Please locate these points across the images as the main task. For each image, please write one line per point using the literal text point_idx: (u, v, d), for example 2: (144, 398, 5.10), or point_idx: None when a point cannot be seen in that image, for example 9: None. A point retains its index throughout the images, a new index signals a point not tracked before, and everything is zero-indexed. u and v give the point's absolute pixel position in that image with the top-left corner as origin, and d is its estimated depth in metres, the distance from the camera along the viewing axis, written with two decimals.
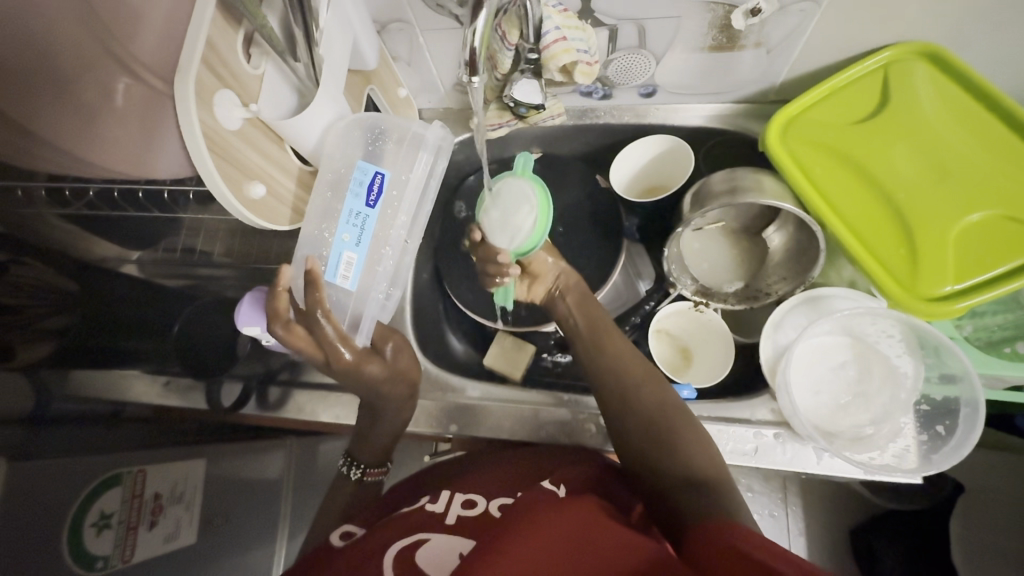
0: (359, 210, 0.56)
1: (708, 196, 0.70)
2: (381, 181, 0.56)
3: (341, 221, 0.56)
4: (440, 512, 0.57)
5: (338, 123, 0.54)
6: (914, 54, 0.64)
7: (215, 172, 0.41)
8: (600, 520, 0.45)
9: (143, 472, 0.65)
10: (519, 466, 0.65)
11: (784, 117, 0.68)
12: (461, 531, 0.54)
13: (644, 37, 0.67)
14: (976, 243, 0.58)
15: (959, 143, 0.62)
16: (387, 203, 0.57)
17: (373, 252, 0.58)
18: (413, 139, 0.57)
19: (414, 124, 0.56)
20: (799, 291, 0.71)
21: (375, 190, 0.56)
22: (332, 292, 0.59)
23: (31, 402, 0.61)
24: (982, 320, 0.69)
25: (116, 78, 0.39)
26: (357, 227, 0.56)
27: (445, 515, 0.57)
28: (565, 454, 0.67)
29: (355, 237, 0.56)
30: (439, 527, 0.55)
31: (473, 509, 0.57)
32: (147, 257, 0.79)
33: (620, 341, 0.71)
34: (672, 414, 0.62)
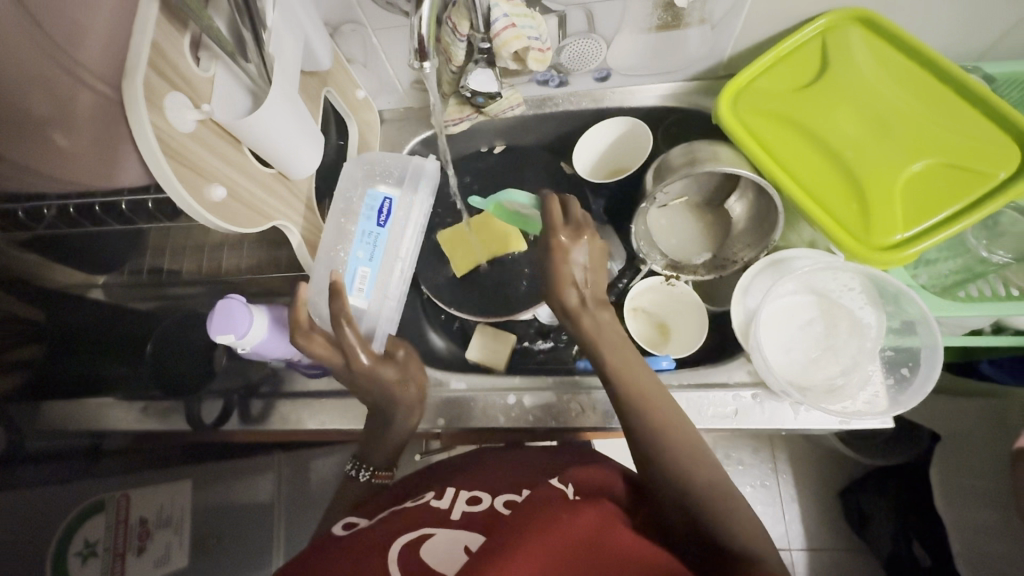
0: (371, 230, 0.68)
1: (669, 170, 0.72)
2: (389, 205, 0.69)
3: (355, 242, 0.68)
4: (445, 509, 0.57)
5: (354, 161, 0.71)
6: (848, 20, 0.68)
7: (170, 173, 0.41)
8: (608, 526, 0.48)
9: (127, 496, 0.64)
10: (524, 465, 0.66)
11: (733, 89, 0.70)
12: (466, 526, 0.54)
13: (592, 21, 0.69)
14: (922, 192, 0.61)
15: (898, 99, 0.65)
16: (394, 222, 0.70)
17: (384, 266, 0.69)
18: (414, 170, 0.72)
19: (416, 158, 0.72)
20: (763, 255, 0.73)
21: (384, 212, 0.69)
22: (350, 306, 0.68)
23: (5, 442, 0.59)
24: (934, 267, 0.72)
25: (65, 88, 0.39)
26: (370, 244, 0.68)
27: (451, 511, 0.57)
28: (568, 454, 0.69)
29: (369, 253, 0.68)
30: (445, 523, 0.55)
31: (478, 505, 0.57)
32: (114, 281, 0.78)
33: (642, 374, 0.59)
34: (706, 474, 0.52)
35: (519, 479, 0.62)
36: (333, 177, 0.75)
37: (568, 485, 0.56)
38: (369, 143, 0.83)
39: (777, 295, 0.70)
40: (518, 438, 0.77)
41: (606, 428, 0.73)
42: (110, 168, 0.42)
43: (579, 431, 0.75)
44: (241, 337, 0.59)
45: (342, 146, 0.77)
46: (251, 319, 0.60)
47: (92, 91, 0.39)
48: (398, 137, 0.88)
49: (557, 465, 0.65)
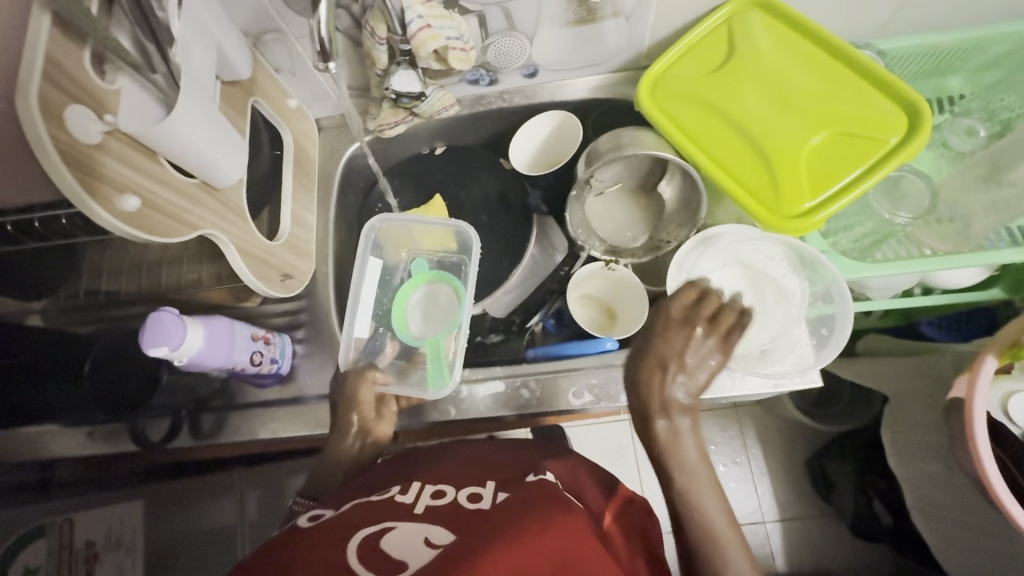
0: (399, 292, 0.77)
1: (597, 156, 0.76)
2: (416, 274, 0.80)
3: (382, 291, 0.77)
4: (410, 504, 0.55)
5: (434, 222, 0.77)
6: (751, 5, 0.72)
7: (74, 184, 0.41)
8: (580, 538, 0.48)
9: (70, 522, 0.74)
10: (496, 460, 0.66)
11: (651, 77, 0.73)
12: (430, 520, 0.53)
13: (511, 19, 0.71)
14: (824, 162, 0.65)
15: (801, 76, 0.69)
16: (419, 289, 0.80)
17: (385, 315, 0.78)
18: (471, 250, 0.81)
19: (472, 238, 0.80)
20: (693, 233, 0.75)
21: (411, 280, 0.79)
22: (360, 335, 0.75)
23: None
24: (852, 234, 0.77)
25: None
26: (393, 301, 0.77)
27: (416, 506, 0.55)
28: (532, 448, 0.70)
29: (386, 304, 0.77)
30: (408, 516, 0.53)
31: (444, 499, 0.56)
32: (52, 308, 0.77)
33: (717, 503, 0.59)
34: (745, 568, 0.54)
35: (484, 472, 0.62)
36: (269, 186, 0.75)
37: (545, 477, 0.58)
38: (306, 151, 0.84)
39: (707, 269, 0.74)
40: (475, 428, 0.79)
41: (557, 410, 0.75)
42: None
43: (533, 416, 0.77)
44: (175, 349, 0.59)
45: (278, 156, 0.78)
46: (184, 330, 0.59)
47: None
48: (337, 144, 0.89)
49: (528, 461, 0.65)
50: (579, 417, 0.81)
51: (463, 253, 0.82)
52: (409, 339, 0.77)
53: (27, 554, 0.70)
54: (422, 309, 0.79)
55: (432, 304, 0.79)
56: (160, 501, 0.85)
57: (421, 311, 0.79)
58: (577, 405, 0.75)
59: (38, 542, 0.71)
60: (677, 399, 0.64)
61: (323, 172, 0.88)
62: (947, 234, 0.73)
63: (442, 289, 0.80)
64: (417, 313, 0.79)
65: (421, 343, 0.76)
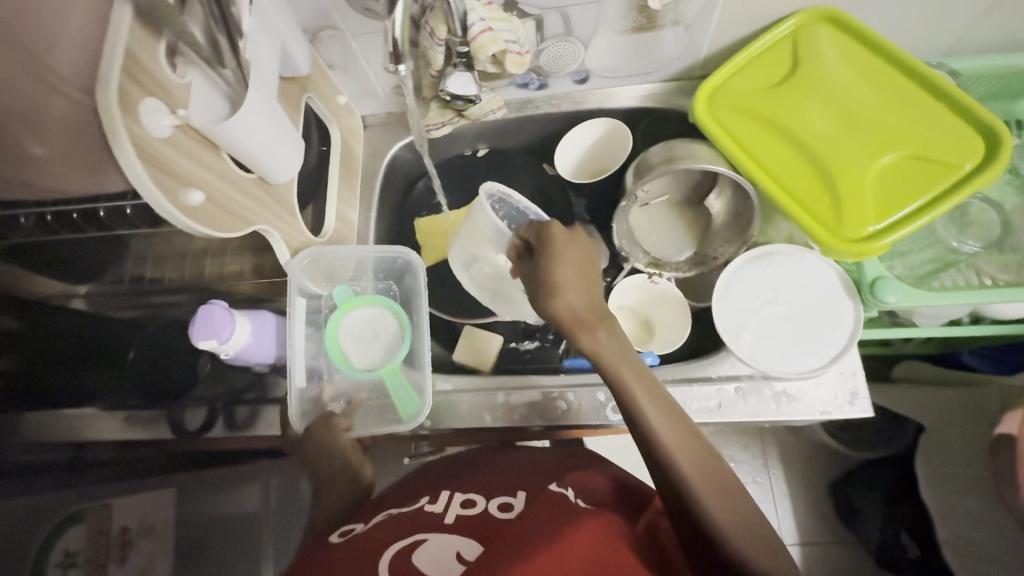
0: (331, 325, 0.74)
1: (648, 168, 0.74)
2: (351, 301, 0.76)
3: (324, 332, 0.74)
4: (439, 513, 0.56)
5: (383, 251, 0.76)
6: (819, 19, 0.70)
7: (145, 177, 0.41)
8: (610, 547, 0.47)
9: (109, 506, 0.62)
10: (526, 471, 0.64)
11: (708, 88, 0.72)
12: (458, 529, 0.53)
13: (569, 23, 0.70)
14: (891, 184, 0.63)
15: (867, 94, 0.67)
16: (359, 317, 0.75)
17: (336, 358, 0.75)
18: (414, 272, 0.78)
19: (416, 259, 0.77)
20: (745, 250, 0.75)
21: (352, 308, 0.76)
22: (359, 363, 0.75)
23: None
24: (908, 259, 0.74)
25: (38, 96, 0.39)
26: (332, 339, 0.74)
27: (444, 515, 0.56)
28: (564, 458, 0.68)
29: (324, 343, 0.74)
30: (439, 525, 0.53)
31: (471, 508, 0.56)
32: (95, 291, 0.77)
33: (672, 415, 0.55)
34: (707, 481, 0.51)
35: (516, 485, 0.61)
36: (315, 182, 0.75)
37: (568, 489, 0.57)
38: (351, 148, 0.84)
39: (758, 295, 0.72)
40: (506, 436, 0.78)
41: (592, 424, 0.74)
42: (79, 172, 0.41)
43: (566, 429, 0.75)
44: (223, 342, 0.60)
45: (325, 151, 0.77)
46: (233, 323, 0.61)
47: (64, 96, 0.39)
48: (380, 142, 0.88)
49: (556, 470, 0.64)
50: (612, 432, 0.80)
51: (392, 279, 0.81)
52: (357, 375, 0.72)
53: (67, 539, 0.58)
54: (360, 341, 0.74)
55: (368, 335, 0.74)
56: (188, 488, 0.73)
57: (358, 342, 0.74)
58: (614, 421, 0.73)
59: (75, 529, 0.58)
60: (585, 311, 0.60)
61: (366, 169, 0.88)
62: (1010, 264, 0.70)
63: (382, 316, 0.75)
64: (354, 347, 0.74)
65: (372, 376, 0.72)
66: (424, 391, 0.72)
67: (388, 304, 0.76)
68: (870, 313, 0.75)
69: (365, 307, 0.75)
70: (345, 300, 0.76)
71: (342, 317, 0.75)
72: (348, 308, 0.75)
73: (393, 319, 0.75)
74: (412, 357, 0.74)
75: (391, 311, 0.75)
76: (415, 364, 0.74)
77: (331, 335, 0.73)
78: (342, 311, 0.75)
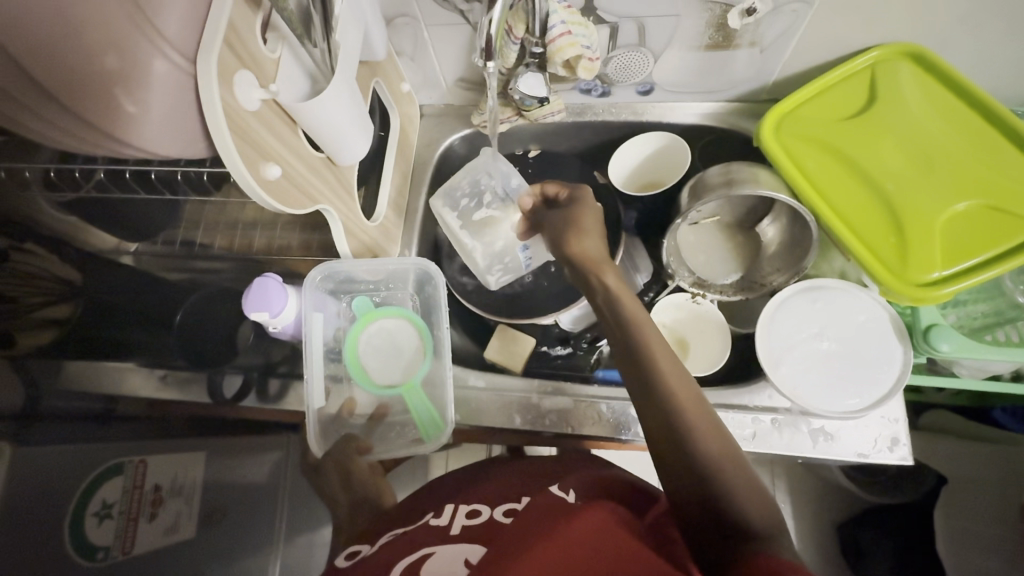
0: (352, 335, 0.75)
1: (705, 188, 0.72)
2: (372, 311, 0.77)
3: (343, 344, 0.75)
4: (444, 526, 0.53)
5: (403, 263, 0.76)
6: (899, 54, 0.69)
7: (232, 147, 0.42)
8: (611, 531, 0.45)
9: (145, 463, 0.62)
10: (528, 476, 0.62)
11: (777, 114, 0.72)
12: (466, 539, 0.50)
13: (644, 35, 0.69)
14: (960, 231, 0.63)
15: (944, 137, 0.67)
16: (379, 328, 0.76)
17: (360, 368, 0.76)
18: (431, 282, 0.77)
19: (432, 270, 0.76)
20: (794, 281, 0.74)
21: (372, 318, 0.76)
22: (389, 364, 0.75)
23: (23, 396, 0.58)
24: (964, 309, 0.73)
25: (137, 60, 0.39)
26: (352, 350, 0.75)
27: (449, 527, 0.53)
28: (570, 458, 0.66)
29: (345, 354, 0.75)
30: (443, 539, 0.51)
31: (477, 518, 0.54)
32: (145, 250, 0.79)
33: (686, 386, 0.51)
34: (728, 461, 0.47)
35: (521, 490, 0.58)
36: (372, 166, 0.75)
37: (568, 490, 0.54)
38: (408, 136, 0.84)
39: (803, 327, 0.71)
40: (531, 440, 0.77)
41: (620, 438, 0.73)
42: (168, 138, 0.42)
43: (593, 439, 0.75)
44: (274, 315, 0.65)
45: (383, 137, 0.78)
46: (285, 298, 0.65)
47: (167, 60, 0.39)
48: (436, 133, 0.89)
49: (559, 469, 0.62)
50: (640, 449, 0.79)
51: (411, 290, 0.80)
52: (376, 391, 0.73)
53: (105, 489, 0.58)
54: (379, 355, 0.75)
55: (388, 351, 0.75)
56: (216, 450, 0.72)
57: (378, 356, 0.75)
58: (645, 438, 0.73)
59: (115, 479, 0.59)
60: (595, 257, 0.63)
61: (419, 158, 0.88)
62: None
63: (401, 329, 0.76)
64: (374, 361, 0.74)
65: (392, 393, 0.73)
66: (445, 410, 0.72)
67: (406, 317, 0.76)
68: (918, 359, 0.73)
69: (382, 320, 0.76)
70: (364, 312, 0.76)
71: (360, 330, 0.75)
72: (365, 321, 0.75)
73: (413, 333, 0.75)
74: (433, 372, 0.74)
75: (411, 324, 0.76)
76: (435, 380, 0.74)
77: (349, 350, 0.74)
78: (360, 325, 0.75)
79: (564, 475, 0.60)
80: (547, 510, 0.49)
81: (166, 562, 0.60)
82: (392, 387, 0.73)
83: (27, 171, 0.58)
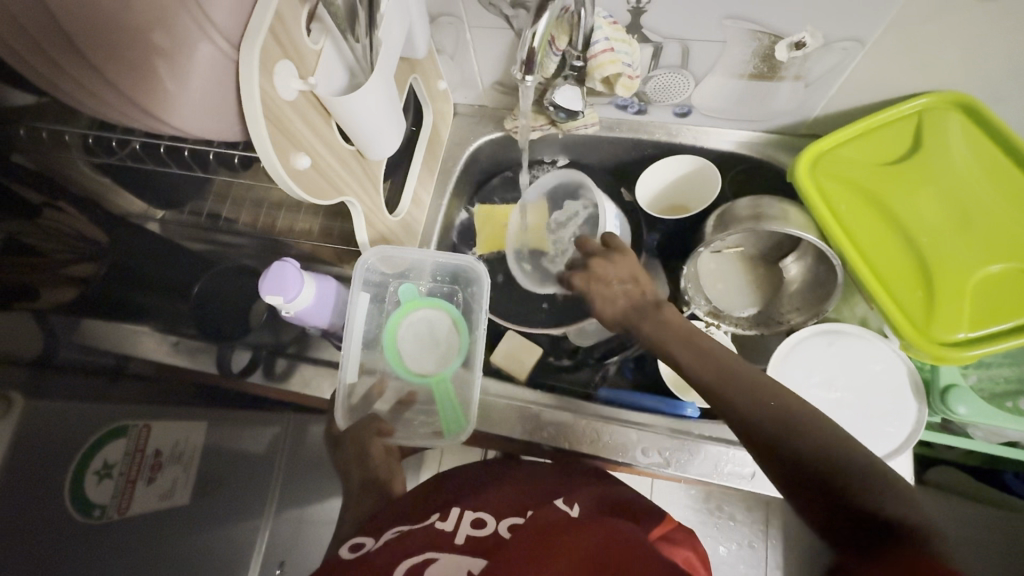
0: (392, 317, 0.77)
1: (732, 220, 0.71)
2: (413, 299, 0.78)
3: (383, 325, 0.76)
4: (449, 533, 0.51)
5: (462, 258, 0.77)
6: (950, 104, 0.67)
7: (265, 136, 0.42)
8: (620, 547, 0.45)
9: (148, 428, 0.62)
10: (536, 483, 0.61)
11: (814, 151, 0.70)
12: (470, 550, 0.48)
13: (688, 58, 0.68)
14: (995, 293, 0.61)
15: (986, 193, 0.65)
16: (419, 317, 0.77)
17: None
18: (480, 278, 0.77)
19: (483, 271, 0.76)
20: (814, 322, 0.72)
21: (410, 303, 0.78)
22: (421, 355, 0.75)
23: (42, 346, 0.58)
24: (988, 371, 0.70)
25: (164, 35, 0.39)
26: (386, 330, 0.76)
27: (454, 535, 0.51)
28: (573, 468, 0.64)
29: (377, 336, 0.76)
30: (448, 547, 0.49)
31: (483, 529, 0.52)
32: (171, 218, 0.81)
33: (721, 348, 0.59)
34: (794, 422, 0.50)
35: (528, 503, 0.56)
36: (400, 160, 0.76)
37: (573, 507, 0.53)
38: (439, 133, 0.84)
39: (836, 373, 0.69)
40: (529, 450, 0.77)
41: (617, 459, 0.73)
42: (200, 119, 0.42)
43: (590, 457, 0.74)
44: (288, 301, 0.65)
45: (415, 132, 0.78)
46: (301, 286, 0.65)
47: (212, 44, 0.40)
48: (467, 132, 0.88)
49: (562, 480, 0.61)
50: (635, 472, 0.78)
51: (457, 284, 0.80)
52: (409, 377, 0.73)
53: (109, 450, 0.57)
54: (417, 343, 0.75)
55: (427, 340, 0.76)
56: (217, 423, 0.72)
57: (415, 344, 0.75)
58: (643, 462, 0.72)
59: (117, 442, 0.58)
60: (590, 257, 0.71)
61: (448, 156, 0.88)
62: None
63: (440, 322, 0.76)
64: (412, 349, 0.75)
65: (422, 381, 0.73)
66: (468, 410, 0.71)
67: (447, 311, 0.76)
68: (932, 418, 0.71)
69: (426, 310, 0.77)
70: (408, 299, 0.77)
71: (402, 315, 0.76)
72: (408, 307, 0.76)
73: (452, 327, 0.76)
74: (465, 369, 0.74)
75: (452, 319, 0.76)
76: (465, 379, 0.73)
77: (389, 335, 0.75)
78: (405, 309, 0.76)
79: (567, 490, 0.58)
80: (550, 521, 0.49)
81: (155, 527, 0.61)
82: (423, 376, 0.73)
83: (67, 134, 0.60)
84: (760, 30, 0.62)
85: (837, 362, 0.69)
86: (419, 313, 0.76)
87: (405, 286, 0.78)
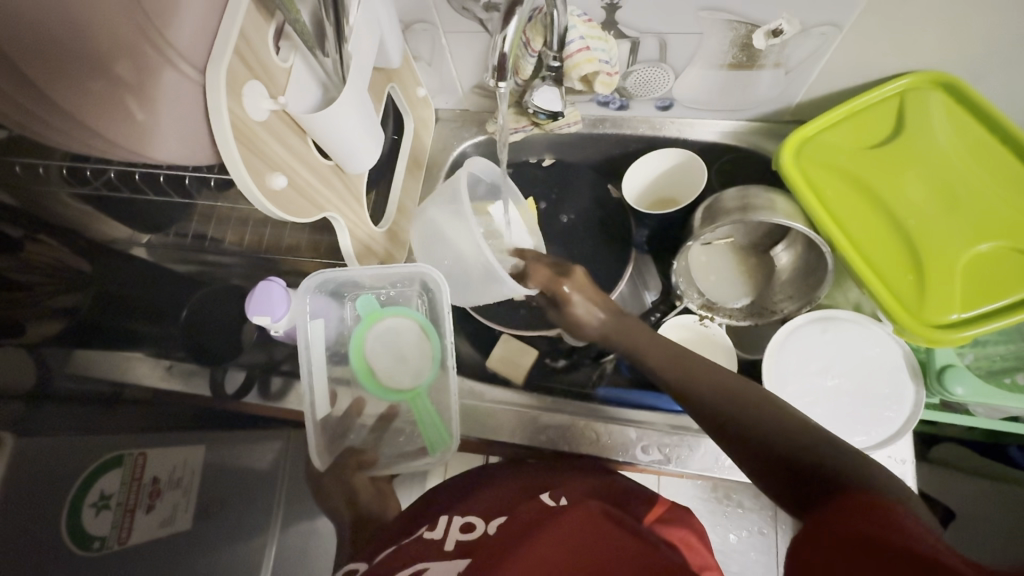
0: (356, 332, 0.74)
1: (721, 212, 0.70)
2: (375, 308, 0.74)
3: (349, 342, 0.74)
4: (438, 540, 0.51)
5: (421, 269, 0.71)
6: (931, 84, 0.67)
7: (237, 156, 0.41)
8: (596, 533, 0.45)
9: (144, 455, 0.61)
10: (527, 479, 0.60)
11: (798, 138, 0.70)
12: (456, 555, 0.47)
13: (665, 51, 0.67)
14: (985, 272, 0.61)
15: (970, 172, 0.64)
16: (385, 327, 0.73)
17: None
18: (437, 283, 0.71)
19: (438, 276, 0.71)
20: (808, 310, 0.72)
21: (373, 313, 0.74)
22: (391, 371, 0.72)
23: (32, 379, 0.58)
24: (983, 349, 0.70)
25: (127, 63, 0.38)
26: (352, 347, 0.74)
27: (443, 541, 0.51)
28: (565, 467, 0.62)
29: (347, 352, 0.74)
30: (436, 555, 0.48)
31: (473, 532, 0.51)
32: (156, 242, 0.80)
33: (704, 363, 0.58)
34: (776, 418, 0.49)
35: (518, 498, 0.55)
36: (383, 170, 0.75)
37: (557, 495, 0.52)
38: (421, 139, 0.83)
39: (818, 361, 0.69)
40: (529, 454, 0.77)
41: (617, 459, 0.73)
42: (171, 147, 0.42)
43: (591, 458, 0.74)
44: (275, 321, 0.66)
45: (396, 140, 0.78)
46: (287, 306, 0.66)
47: (176, 70, 0.39)
48: (449, 137, 0.88)
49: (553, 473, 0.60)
50: (637, 470, 0.78)
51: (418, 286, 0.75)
52: (385, 395, 0.72)
53: (105, 480, 0.57)
54: (386, 358, 0.73)
55: (395, 352, 0.73)
56: (215, 445, 0.71)
57: (385, 359, 0.73)
58: (643, 460, 0.72)
59: (112, 472, 0.57)
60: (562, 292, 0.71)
61: (432, 162, 0.87)
62: None
63: (407, 331, 0.73)
64: (382, 364, 0.73)
65: (399, 397, 0.72)
66: (450, 424, 0.71)
67: (412, 318, 0.73)
68: (930, 398, 0.71)
69: (388, 321, 0.73)
70: (369, 312, 0.73)
71: (364, 330, 0.72)
72: (370, 322, 0.73)
73: (421, 335, 0.73)
74: (440, 378, 0.72)
75: (419, 327, 0.73)
76: (441, 388, 0.72)
77: (356, 355, 0.72)
78: (366, 325, 0.72)
79: (558, 485, 0.57)
80: (528, 515, 0.49)
81: (157, 555, 0.60)
82: (399, 391, 0.72)
83: (42, 167, 0.60)
84: (735, 19, 0.61)
85: (822, 348, 0.69)
86: (381, 325, 0.73)
87: (363, 298, 0.74)
